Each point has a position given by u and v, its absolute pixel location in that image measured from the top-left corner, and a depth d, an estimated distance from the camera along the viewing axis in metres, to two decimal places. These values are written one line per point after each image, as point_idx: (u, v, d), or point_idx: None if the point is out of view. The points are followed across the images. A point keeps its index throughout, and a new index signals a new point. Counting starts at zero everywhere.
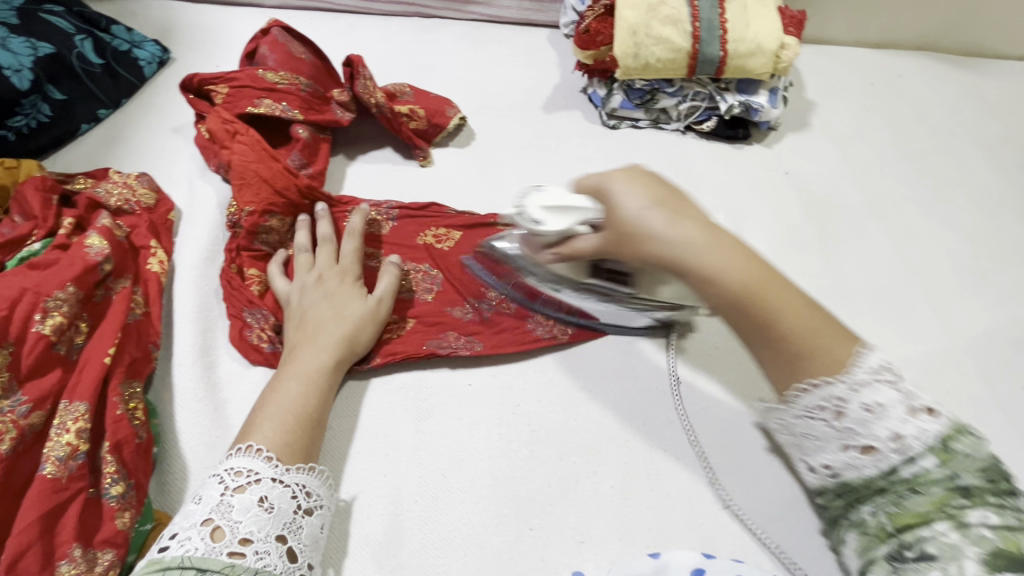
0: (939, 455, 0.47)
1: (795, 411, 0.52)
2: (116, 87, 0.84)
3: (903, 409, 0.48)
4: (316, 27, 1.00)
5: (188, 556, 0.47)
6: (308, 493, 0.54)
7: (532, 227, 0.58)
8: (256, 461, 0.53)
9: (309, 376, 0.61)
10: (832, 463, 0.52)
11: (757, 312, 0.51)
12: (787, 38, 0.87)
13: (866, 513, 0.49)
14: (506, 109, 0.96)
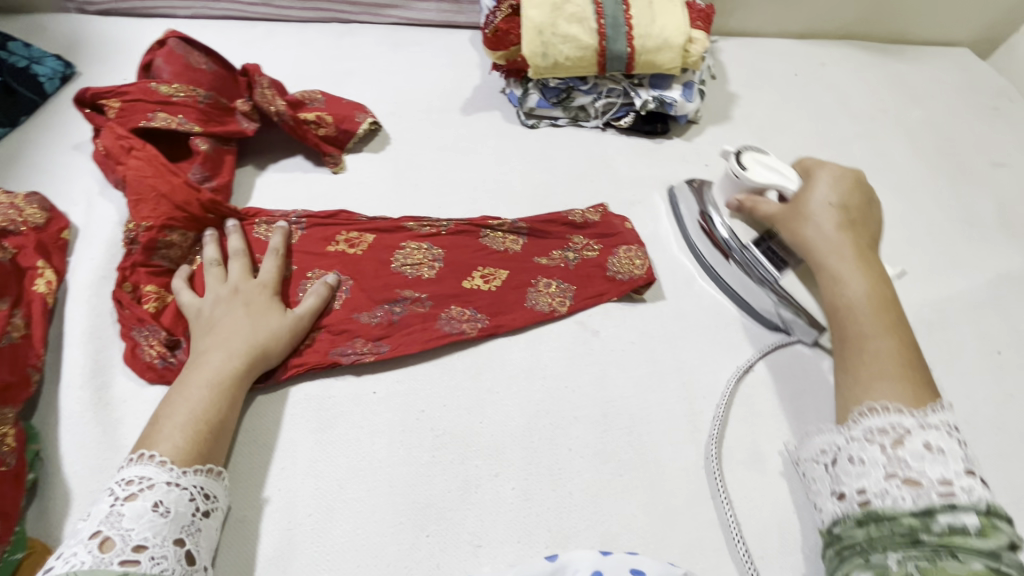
0: (982, 520, 0.45)
1: (852, 432, 0.54)
2: (14, 105, 0.83)
3: (959, 462, 0.49)
4: (231, 36, 0.99)
5: (76, 569, 0.46)
6: (206, 495, 0.54)
7: (738, 172, 0.75)
8: (148, 468, 0.52)
9: (217, 384, 0.60)
10: (870, 489, 0.50)
11: (836, 310, 0.63)
12: (694, 32, 0.88)
13: (889, 559, 0.46)
14: (424, 112, 0.95)
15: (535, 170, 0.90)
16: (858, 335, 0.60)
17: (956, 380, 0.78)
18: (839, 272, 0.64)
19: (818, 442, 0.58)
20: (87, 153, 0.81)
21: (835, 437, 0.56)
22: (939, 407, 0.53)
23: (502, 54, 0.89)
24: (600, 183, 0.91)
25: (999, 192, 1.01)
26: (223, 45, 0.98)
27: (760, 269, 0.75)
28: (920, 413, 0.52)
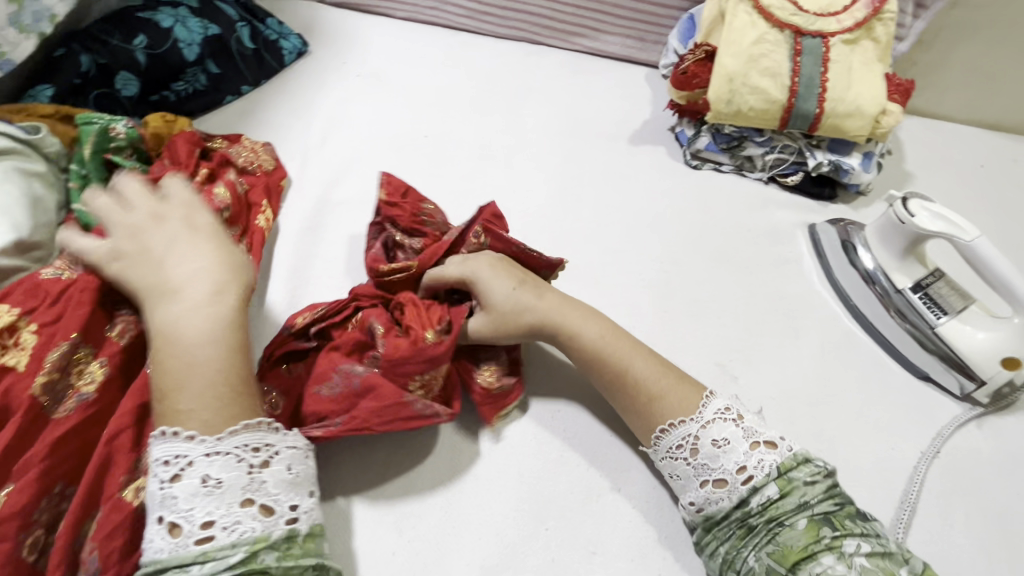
0: (780, 483, 0.57)
1: (660, 453, 0.62)
2: (260, 69, 0.97)
3: (744, 444, 0.58)
4: (435, 41, 1.10)
5: (155, 559, 0.48)
6: (256, 447, 0.52)
7: (901, 211, 0.76)
8: (178, 443, 0.50)
9: (204, 336, 0.54)
10: (697, 499, 0.59)
11: (586, 360, 0.66)
12: (890, 104, 0.86)
13: (753, 561, 0.55)
14: (593, 136, 1.01)
15: (693, 210, 0.92)
16: (612, 359, 0.65)
17: None
18: (571, 322, 0.66)
19: (664, 467, 0.62)
20: (308, 120, 0.94)
21: (670, 467, 0.61)
22: (707, 398, 0.62)
23: (684, 94, 0.92)
24: (756, 235, 0.90)
25: None
26: (427, 47, 1.09)
27: (912, 314, 0.77)
28: (698, 416, 0.60)
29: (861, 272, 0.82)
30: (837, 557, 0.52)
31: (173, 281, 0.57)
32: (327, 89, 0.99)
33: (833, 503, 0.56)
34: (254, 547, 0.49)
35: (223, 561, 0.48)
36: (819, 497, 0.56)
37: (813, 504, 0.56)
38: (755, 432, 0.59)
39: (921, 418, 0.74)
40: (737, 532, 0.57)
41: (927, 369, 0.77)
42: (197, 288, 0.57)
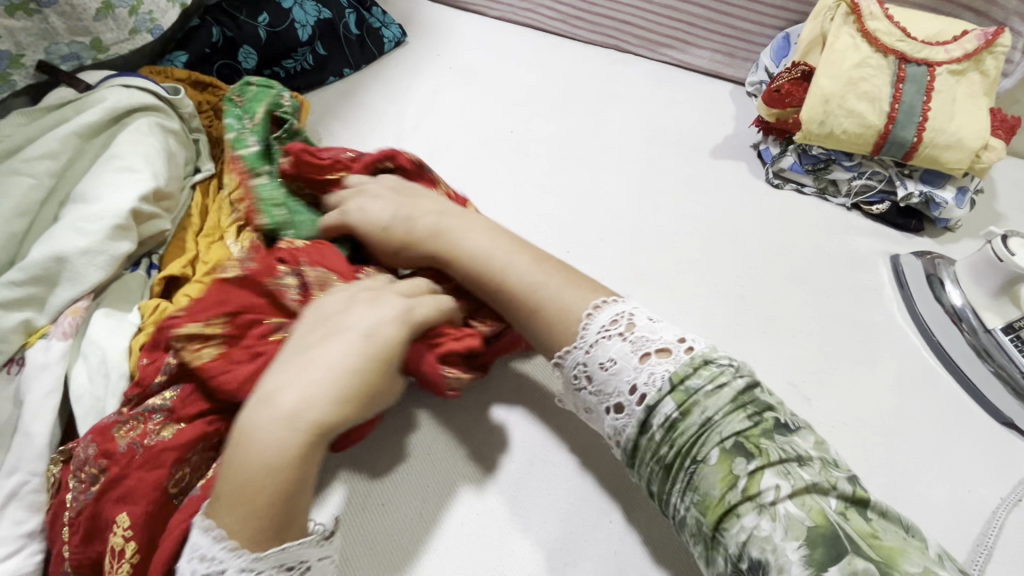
0: (676, 398, 0.51)
1: (587, 347, 0.55)
2: (362, 55, 1.02)
3: (673, 337, 0.54)
4: (525, 42, 1.14)
5: None
6: (295, 564, 0.47)
7: (1002, 252, 0.73)
8: (208, 544, 0.44)
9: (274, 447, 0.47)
10: (625, 402, 0.53)
11: (479, 264, 0.62)
12: (993, 139, 0.84)
13: (681, 505, 0.50)
14: (674, 146, 1.01)
15: (771, 228, 0.91)
16: (495, 266, 0.61)
17: None
18: (458, 225, 0.64)
19: (571, 405, 0.60)
20: (403, 106, 0.98)
21: (575, 399, 0.59)
22: (598, 306, 0.57)
23: (775, 112, 0.92)
24: (836, 260, 0.89)
25: None
26: (517, 47, 1.13)
27: (1000, 355, 0.75)
28: (588, 333, 0.55)
29: (948, 308, 0.80)
30: (760, 513, 0.46)
31: (318, 412, 0.47)
32: (422, 79, 1.03)
33: (744, 419, 0.50)
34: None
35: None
36: (724, 415, 0.50)
37: (716, 424, 0.50)
38: (687, 335, 0.55)
39: (1002, 464, 0.71)
40: (655, 469, 0.52)
41: (1012, 417, 0.74)
42: (475, 242, 0.62)
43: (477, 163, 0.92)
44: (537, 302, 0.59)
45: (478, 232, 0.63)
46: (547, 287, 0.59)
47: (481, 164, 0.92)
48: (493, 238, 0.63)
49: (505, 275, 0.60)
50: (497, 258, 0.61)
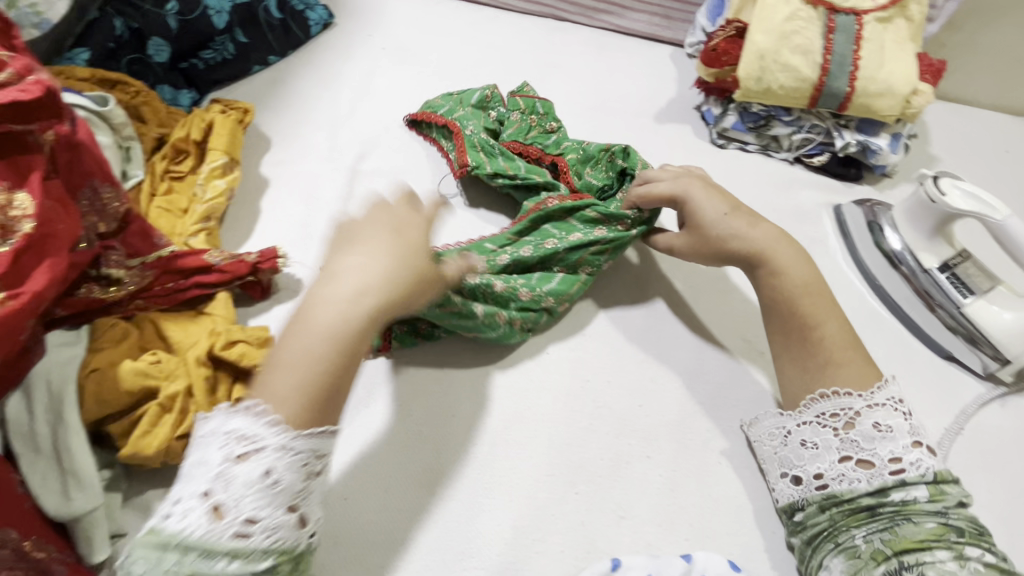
0: (930, 490, 0.56)
1: (807, 416, 0.62)
2: (287, 40, 0.96)
3: (907, 440, 0.58)
4: (459, 16, 1.10)
5: (185, 535, 0.42)
6: (279, 474, 0.44)
7: (934, 192, 0.75)
8: (247, 422, 0.45)
9: (332, 330, 0.48)
10: (827, 472, 0.59)
11: (777, 301, 0.66)
12: (921, 84, 0.86)
13: (858, 539, 0.56)
14: (618, 113, 1.00)
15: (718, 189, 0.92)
16: (807, 312, 0.64)
17: None
18: (778, 263, 0.66)
19: (768, 425, 0.65)
20: (336, 91, 0.94)
21: (785, 422, 0.63)
22: (883, 383, 0.61)
23: (713, 71, 0.91)
24: (781, 215, 0.90)
25: None
26: (452, 21, 1.09)
27: (936, 293, 0.78)
28: (868, 394, 0.60)
29: (887, 253, 0.83)
30: (951, 555, 0.52)
31: None
32: (354, 62, 0.99)
33: (966, 520, 0.55)
34: (279, 559, 0.44)
35: (251, 565, 0.43)
36: (958, 515, 0.55)
37: (950, 516, 0.55)
38: (920, 435, 0.59)
39: (945, 397, 0.74)
40: (847, 511, 0.57)
41: (951, 349, 0.77)
42: (799, 275, 0.66)
43: (419, 145, 0.89)
44: (822, 343, 0.63)
45: (800, 269, 0.66)
46: (848, 364, 0.62)
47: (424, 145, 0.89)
48: (811, 277, 0.66)
49: (794, 302, 0.65)
50: (808, 301, 0.65)
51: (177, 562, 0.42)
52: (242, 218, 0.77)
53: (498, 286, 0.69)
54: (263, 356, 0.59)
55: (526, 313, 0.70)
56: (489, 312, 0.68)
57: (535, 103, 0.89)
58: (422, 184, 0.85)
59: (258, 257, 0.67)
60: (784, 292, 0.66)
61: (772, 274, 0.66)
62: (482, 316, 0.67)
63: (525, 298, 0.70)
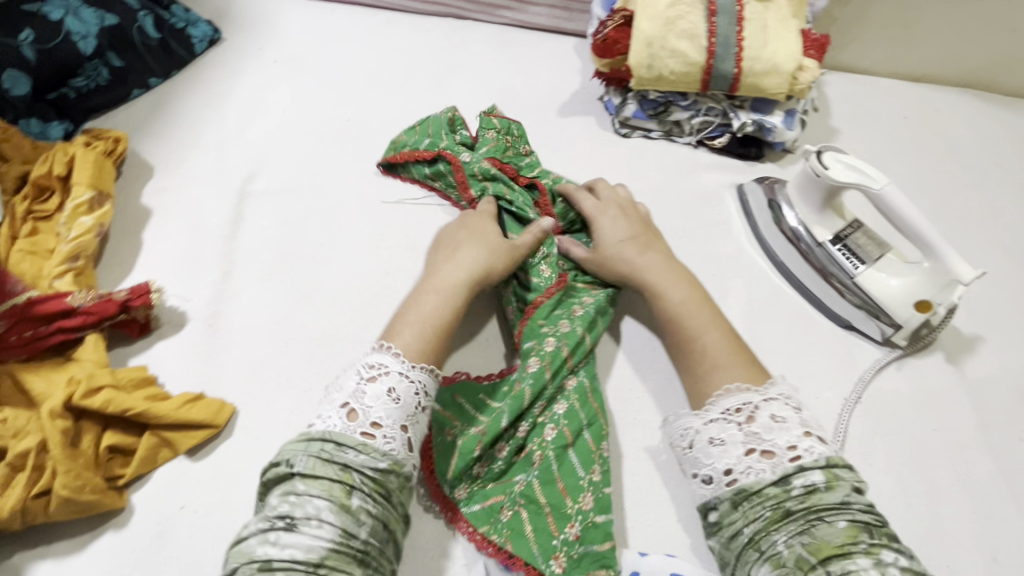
0: (827, 475, 0.54)
1: (710, 416, 0.61)
2: (168, 61, 0.93)
3: (800, 427, 0.58)
4: (356, 21, 1.07)
5: (329, 430, 0.54)
6: (427, 394, 0.59)
7: (819, 167, 0.76)
8: (386, 356, 0.59)
9: (443, 301, 0.65)
10: (735, 466, 0.57)
11: (672, 319, 0.69)
12: (806, 60, 0.87)
13: (780, 543, 0.52)
14: (521, 109, 0.99)
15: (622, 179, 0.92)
16: (697, 324, 0.68)
17: None
18: (661, 283, 0.71)
19: (680, 425, 0.63)
20: (224, 110, 0.90)
21: (693, 421, 0.62)
22: (773, 381, 0.62)
23: (607, 61, 0.91)
24: (685, 199, 0.91)
25: None
26: (348, 28, 1.06)
27: (832, 267, 0.79)
28: (765, 390, 0.60)
29: (786, 231, 0.83)
30: (872, 563, 0.48)
31: None
32: (243, 77, 0.95)
33: (871, 515, 0.52)
34: (392, 467, 0.54)
35: (372, 461, 0.53)
36: (860, 507, 0.53)
37: (853, 508, 0.52)
38: (812, 424, 0.58)
39: (844, 366, 0.76)
40: (768, 514, 0.54)
41: (849, 318, 0.79)
42: (678, 299, 0.70)
43: (313, 159, 0.86)
44: (707, 351, 0.66)
45: (685, 293, 0.70)
46: (733, 369, 0.64)
47: (318, 160, 0.86)
48: (689, 297, 0.70)
49: (683, 320, 0.69)
50: (693, 314, 0.69)
51: (322, 449, 0.53)
52: (122, 252, 0.74)
53: (552, 439, 0.63)
54: (131, 404, 0.57)
55: (598, 485, 0.62)
56: (588, 475, 0.62)
57: (509, 125, 0.85)
58: (316, 199, 0.82)
59: (129, 294, 0.64)
60: (668, 313, 0.70)
61: (666, 288, 0.71)
62: (587, 476, 0.62)
63: (550, 346, 0.67)
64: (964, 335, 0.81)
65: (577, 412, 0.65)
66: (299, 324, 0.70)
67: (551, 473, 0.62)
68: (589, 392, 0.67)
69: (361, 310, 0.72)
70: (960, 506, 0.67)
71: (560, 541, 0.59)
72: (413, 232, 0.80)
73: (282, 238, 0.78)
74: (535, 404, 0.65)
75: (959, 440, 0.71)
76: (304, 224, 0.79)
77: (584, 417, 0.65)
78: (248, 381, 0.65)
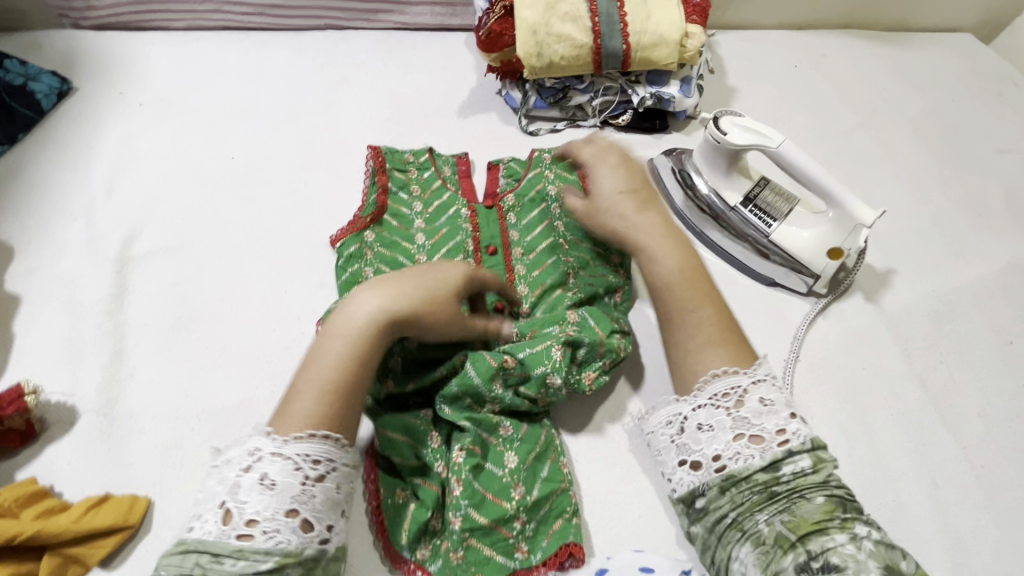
0: (813, 456, 0.52)
1: (699, 399, 0.57)
2: (12, 124, 0.83)
3: (789, 411, 0.54)
4: (226, 48, 0.99)
5: (204, 539, 0.45)
6: (312, 460, 0.48)
7: (717, 134, 0.76)
8: (260, 439, 0.48)
9: (342, 353, 0.54)
10: (724, 453, 0.53)
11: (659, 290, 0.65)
12: (691, 27, 0.87)
13: (762, 522, 0.50)
14: (418, 116, 0.94)
15: None
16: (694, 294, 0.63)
17: (966, 372, 0.76)
18: (656, 250, 0.67)
19: (665, 413, 0.59)
20: (86, 169, 0.81)
21: (682, 408, 0.58)
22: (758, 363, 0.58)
23: (496, 55, 0.88)
24: None
25: (1007, 180, 0.99)
26: (217, 56, 0.98)
27: (749, 229, 0.80)
28: (752, 371, 0.57)
29: (700, 198, 0.83)
30: (848, 537, 0.47)
31: None
32: (104, 128, 0.86)
33: (844, 488, 0.51)
34: (285, 562, 0.44)
35: (254, 565, 0.44)
36: (837, 480, 0.52)
37: (833, 482, 0.51)
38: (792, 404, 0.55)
39: (775, 325, 0.78)
40: (754, 497, 0.51)
41: (773, 276, 0.80)
42: (669, 267, 0.65)
43: (199, 208, 0.79)
44: (692, 330, 0.61)
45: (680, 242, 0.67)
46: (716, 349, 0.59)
47: (205, 208, 0.79)
48: (678, 266, 0.65)
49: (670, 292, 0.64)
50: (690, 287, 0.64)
51: (196, 563, 0.44)
52: None
53: (510, 470, 0.61)
54: (17, 528, 0.51)
55: (520, 470, 0.61)
56: (507, 469, 0.61)
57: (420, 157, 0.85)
58: (209, 252, 0.75)
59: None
60: (658, 283, 0.65)
61: (649, 261, 0.66)
62: (506, 470, 0.61)
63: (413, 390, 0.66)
64: (877, 270, 0.84)
65: (526, 440, 0.63)
66: (209, 394, 0.65)
67: (479, 493, 0.59)
68: (524, 374, 0.64)
69: (277, 367, 0.68)
70: (897, 438, 0.70)
71: (515, 537, 0.59)
72: (322, 269, 0.76)
73: (176, 301, 0.71)
74: (433, 441, 0.62)
75: (886, 375, 0.74)
76: (200, 280, 0.73)
77: (473, 424, 0.62)
78: (161, 468, 0.60)
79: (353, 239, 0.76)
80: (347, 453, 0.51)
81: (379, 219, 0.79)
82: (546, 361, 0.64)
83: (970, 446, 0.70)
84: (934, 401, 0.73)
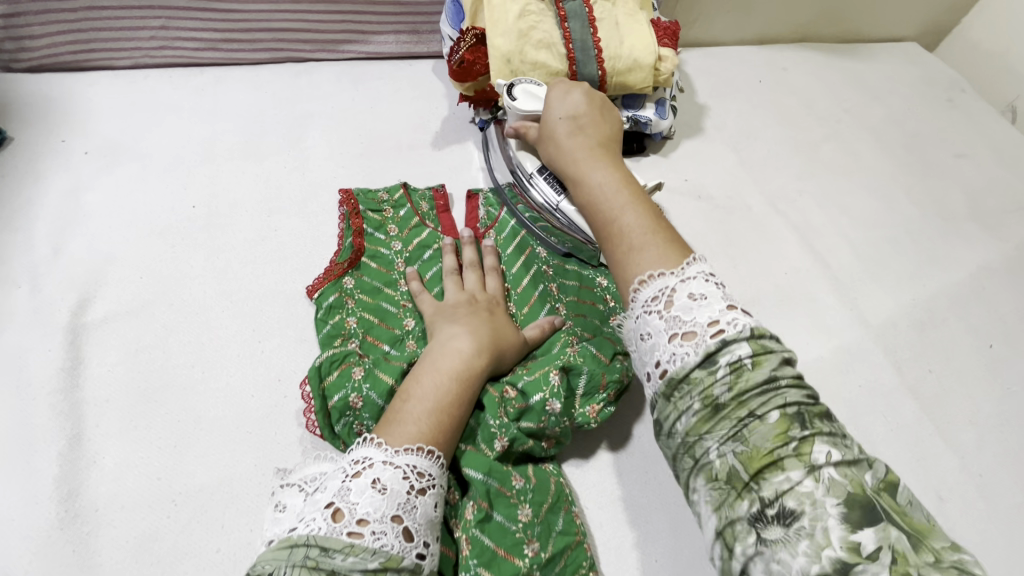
0: (754, 347, 0.45)
1: (636, 312, 0.52)
2: None
3: (722, 303, 0.48)
4: (177, 85, 0.93)
5: (313, 534, 0.48)
6: (420, 474, 0.53)
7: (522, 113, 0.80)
8: (370, 447, 0.53)
9: (438, 380, 0.60)
10: (662, 359, 0.48)
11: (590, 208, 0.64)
12: (663, 50, 0.86)
13: (712, 453, 0.43)
14: (391, 149, 0.90)
15: None
16: (615, 207, 0.61)
17: (953, 378, 0.77)
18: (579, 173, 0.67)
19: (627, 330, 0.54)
20: (27, 229, 0.74)
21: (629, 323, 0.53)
22: (690, 260, 0.52)
23: (468, 85, 0.86)
24: None
25: (967, 184, 1.02)
26: (168, 95, 0.91)
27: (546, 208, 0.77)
28: (680, 271, 0.51)
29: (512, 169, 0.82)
30: (805, 471, 0.40)
31: None
32: (46, 181, 0.79)
33: (802, 394, 0.43)
34: (387, 564, 0.47)
35: (362, 563, 0.46)
36: (790, 386, 0.43)
37: (782, 387, 0.43)
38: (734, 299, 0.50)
39: None
40: (697, 405, 0.45)
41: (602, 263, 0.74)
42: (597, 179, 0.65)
43: (160, 264, 0.73)
44: (621, 231, 0.59)
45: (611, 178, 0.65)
46: (651, 248, 0.55)
47: (166, 264, 0.73)
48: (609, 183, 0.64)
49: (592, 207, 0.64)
50: (602, 200, 0.63)
51: (306, 556, 0.47)
52: None
53: (525, 523, 0.57)
54: None
55: (533, 526, 0.57)
56: (520, 524, 0.57)
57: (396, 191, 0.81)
58: (173, 313, 0.69)
59: None
60: (584, 201, 0.66)
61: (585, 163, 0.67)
62: (519, 525, 0.57)
63: None
64: (857, 283, 0.86)
65: (537, 490, 0.60)
66: (185, 473, 0.59)
67: (489, 550, 0.55)
68: (525, 404, 0.62)
69: (259, 435, 0.62)
70: (898, 453, 0.70)
71: None
72: (300, 323, 0.71)
73: (140, 371, 0.65)
74: (450, 496, 0.59)
75: (880, 390, 0.75)
76: (166, 346, 0.67)
77: (484, 475, 0.58)
78: (137, 564, 0.54)
79: (331, 287, 0.71)
80: (442, 473, 0.55)
81: (357, 263, 0.74)
82: (544, 387, 0.63)
83: (966, 455, 0.71)
84: (928, 412, 0.74)
